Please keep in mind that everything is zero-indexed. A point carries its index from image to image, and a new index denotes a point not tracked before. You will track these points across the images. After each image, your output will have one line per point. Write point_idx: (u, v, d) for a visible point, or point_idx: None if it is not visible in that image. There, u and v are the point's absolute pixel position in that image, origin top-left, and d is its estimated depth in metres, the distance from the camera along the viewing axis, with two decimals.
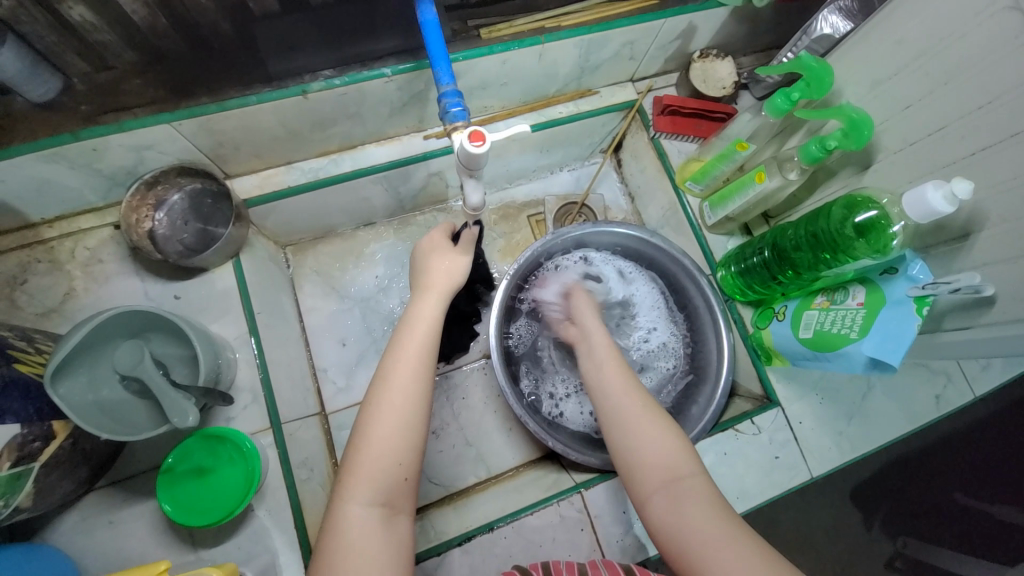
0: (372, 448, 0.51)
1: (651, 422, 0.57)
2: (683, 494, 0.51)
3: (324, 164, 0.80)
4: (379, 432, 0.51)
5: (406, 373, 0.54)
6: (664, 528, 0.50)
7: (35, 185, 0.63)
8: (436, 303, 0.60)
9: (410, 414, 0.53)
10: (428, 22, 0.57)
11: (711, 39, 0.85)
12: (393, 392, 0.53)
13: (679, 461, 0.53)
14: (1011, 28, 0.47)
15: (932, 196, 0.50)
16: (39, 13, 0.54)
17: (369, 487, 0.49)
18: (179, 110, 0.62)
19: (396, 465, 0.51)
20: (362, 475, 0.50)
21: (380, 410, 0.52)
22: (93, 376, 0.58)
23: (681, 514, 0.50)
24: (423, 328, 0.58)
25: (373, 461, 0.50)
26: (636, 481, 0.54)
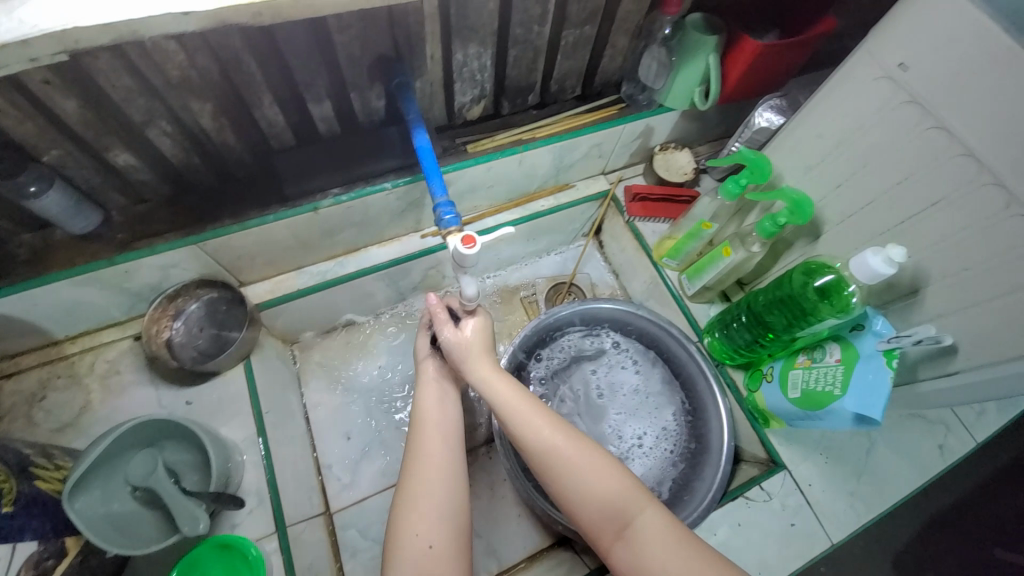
0: (404, 529, 0.56)
1: (595, 464, 0.57)
2: (639, 539, 0.53)
3: (331, 267, 0.87)
4: (407, 517, 0.56)
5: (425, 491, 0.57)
6: (633, 574, 0.52)
7: (67, 307, 0.69)
8: (434, 396, 0.64)
9: (427, 488, 0.57)
10: (422, 147, 0.67)
11: (668, 135, 0.98)
12: (414, 471, 0.59)
13: (627, 503, 0.55)
14: (909, 118, 0.56)
15: (873, 261, 0.56)
16: (91, 162, 0.63)
17: (407, 561, 0.54)
18: (204, 232, 0.70)
19: (417, 537, 0.55)
20: (398, 552, 0.55)
21: (406, 488, 0.58)
22: (106, 490, 0.59)
23: (643, 556, 0.52)
24: (431, 426, 0.62)
25: (405, 537, 0.55)
26: (594, 532, 0.56)
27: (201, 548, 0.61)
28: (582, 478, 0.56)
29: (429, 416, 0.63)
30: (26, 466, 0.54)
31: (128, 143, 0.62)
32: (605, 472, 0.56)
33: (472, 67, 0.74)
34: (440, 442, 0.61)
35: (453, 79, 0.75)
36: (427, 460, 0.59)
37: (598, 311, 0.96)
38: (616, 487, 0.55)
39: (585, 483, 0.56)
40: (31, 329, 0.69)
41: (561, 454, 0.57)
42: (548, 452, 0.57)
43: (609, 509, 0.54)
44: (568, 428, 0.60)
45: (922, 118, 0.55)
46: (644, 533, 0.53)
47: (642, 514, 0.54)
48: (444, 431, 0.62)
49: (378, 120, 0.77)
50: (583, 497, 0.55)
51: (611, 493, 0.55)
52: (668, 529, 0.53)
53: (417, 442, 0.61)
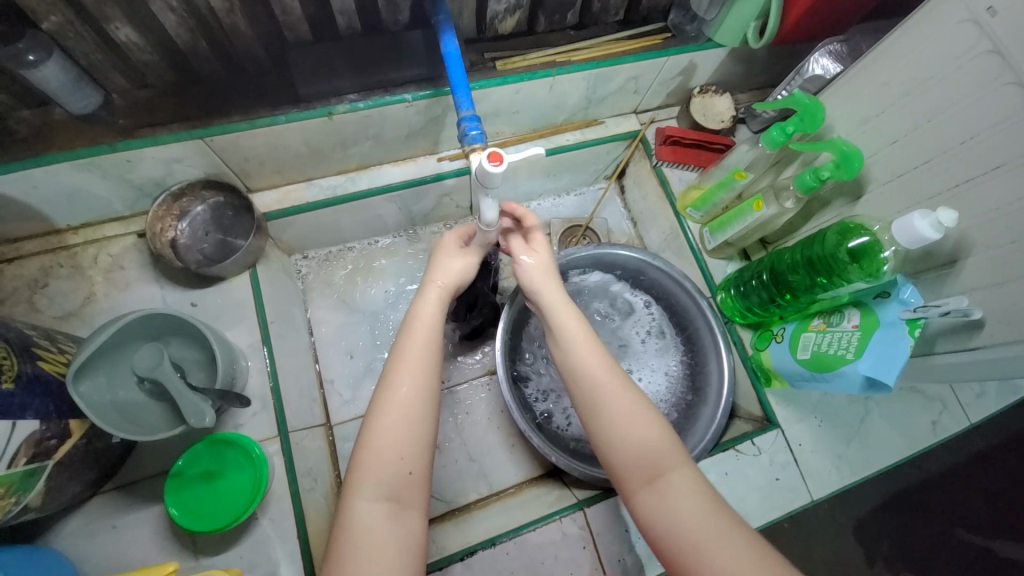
0: (379, 448, 0.51)
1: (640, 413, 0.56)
2: (667, 489, 0.52)
3: (342, 182, 0.83)
4: (388, 435, 0.51)
5: (413, 393, 0.53)
6: (654, 524, 0.51)
7: (68, 193, 0.66)
8: (435, 302, 0.59)
9: (412, 409, 0.52)
10: (450, 54, 0.62)
11: (711, 75, 0.91)
12: (397, 390, 0.53)
13: (665, 455, 0.53)
14: (989, 70, 0.51)
15: (920, 224, 0.53)
16: (89, 33, 0.58)
17: (379, 483, 0.49)
18: (212, 126, 0.66)
19: (397, 460, 0.51)
20: (373, 469, 0.50)
21: (388, 403, 0.53)
22: (112, 377, 0.60)
23: (671, 508, 0.50)
24: (422, 329, 0.57)
25: (383, 460, 0.50)
26: (622, 475, 0.55)
27: (195, 446, 0.62)
28: (624, 418, 0.55)
29: (425, 315, 0.58)
30: (27, 346, 0.53)
31: (130, 15, 0.57)
32: (649, 422, 0.56)
33: None
34: (432, 369, 0.55)
35: None
36: (415, 384, 0.53)
37: (612, 256, 0.92)
38: (656, 438, 0.54)
39: (627, 425, 0.55)
40: (32, 213, 0.67)
41: (611, 390, 0.57)
42: (598, 384, 0.57)
43: (644, 454, 0.54)
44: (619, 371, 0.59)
45: (1003, 72, 0.50)
46: (675, 488, 0.51)
47: (675, 470, 0.53)
48: (433, 359, 0.56)
49: (403, 23, 0.70)
50: (621, 438, 0.55)
51: (651, 441, 0.54)
52: (701, 488, 0.52)
53: (402, 362, 0.54)
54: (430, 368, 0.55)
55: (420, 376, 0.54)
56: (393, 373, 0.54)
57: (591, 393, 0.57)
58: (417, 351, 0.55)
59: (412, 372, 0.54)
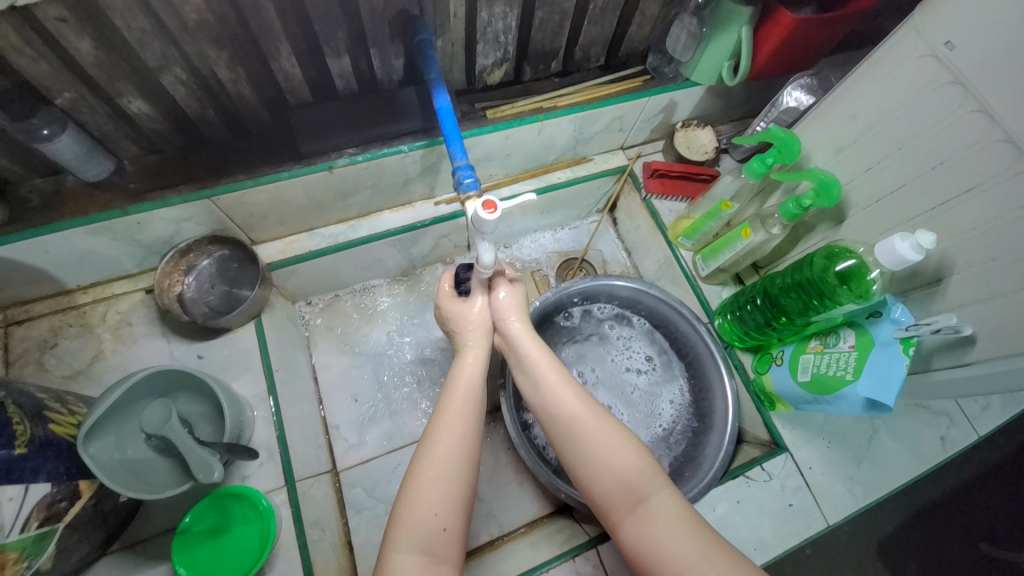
0: (416, 503, 0.51)
1: (616, 440, 0.57)
2: (651, 514, 0.52)
3: (342, 230, 0.86)
4: (427, 488, 0.52)
5: (451, 444, 0.55)
6: (642, 554, 0.51)
7: (79, 256, 0.69)
8: (477, 355, 0.64)
9: (453, 464, 0.54)
10: (443, 108, 0.65)
11: (691, 111, 0.95)
12: (437, 446, 0.54)
13: (645, 479, 0.54)
14: (950, 100, 0.54)
15: (901, 246, 0.55)
16: (103, 107, 0.61)
17: (415, 538, 0.50)
18: (218, 186, 0.69)
19: (432, 516, 0.51)
20: (406, 525, 0.51)
21: (426, 458, 0.54)
22: (120, 436, 0.60)
23: (655, 535, 0.51)
24: (465, 380, 0.61)
25: (418, 511, 0.51)
26: (606, 505, 0.55)
27: (205, 501, 0.62)
28: (603, 446, 0.56)
29: (467, 367, 0.62)
30: (41, 410, 0.54)
31: (143, 90, 0.61)
32: (626, 447, 0.56)
33: (496, 29, 0.71)
34: (471, 422, 0.57)
35: (476, 40, 0.72)
36: (455, 437, 0.55)
37: (609, 287, 0.94)
38: (634, 463, 0.55)
39: (605, 451, 0.56)
40: (44, 276, 0.69)
41: (585, 419, 0.58)
42: (573, 417, 0.59)
43: (625, 480, 0.54)
44: (591, 402, 0.60)
45: (964, 101, 0.53)
46: (657, 513, 0.52)
47: (657, 494, 0.53)
48: (471, 417, 0.58)
49: (397, 81, 0.74)
50: (602, 467, 0.55)
51: (628, 466, 0.55)
52: (681, 509, 0.52)
53: (444, 419, 0.57)
54: (468, 417, 0.57)
55: (462, 427, 0.56)
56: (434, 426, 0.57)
57: (569, 425, 0.58)
58: (453, 405, 0.58)
59: (451, 428, 0.56)
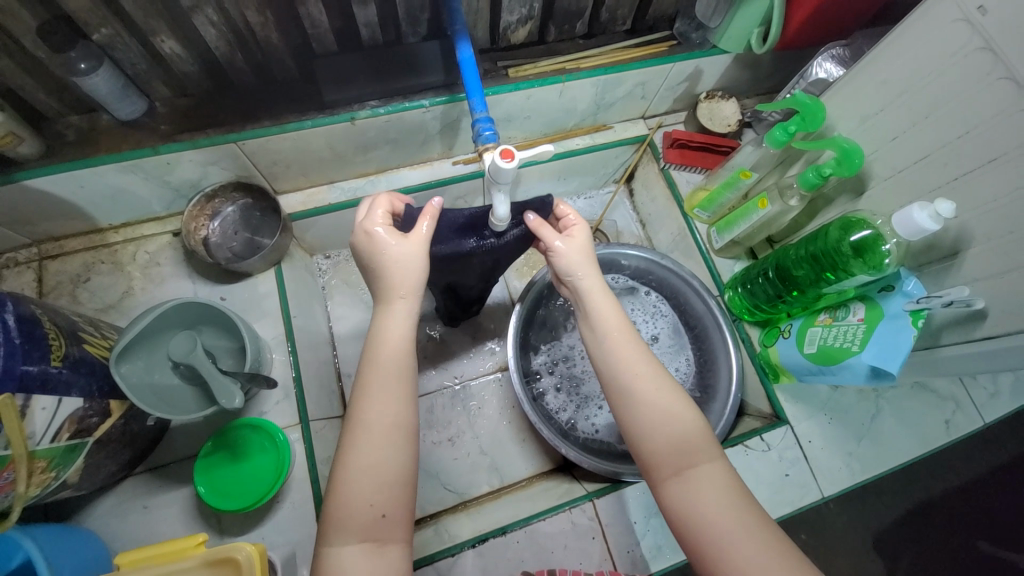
0: (349, 493, 0.50)
1: (674, 406, 0.56)
2: (697, 481, 0.52)
3: (362, 185, 0.88)
4: (357, 479, 0.50)
5: (378, 434, 0.52)
6: (682, 515, 0.52)
7: (112, 194, 0.72)
8: (404, 323, 0.57)
9: (381, 455, 0.51)
10: (466, 61, 0.66)
11: (716, 81, 0.94)
12: (358, 437, 0.51)
13: (696, 448, 0.54)
14: (984, 66, 0.52)
15: (919, 215, 0.55)
16: (136, 45, 0.63)
17: (350, 525, 0.49)
18: (244, 131, 0.71)
19: (369, 505, 0.50)
20: (345, 512, 0.49)
21: (355, 449, 0.51)
22: (149, 361, 0.64)
23: (699, 500, 0.51)
24: (389, 357, 0.55)
25: (355, 499, 0.50)
26: (651, 466, 0.55)
27: (226, 430, 0.66)
28: (655, 412, 0.56)
29: (391, 338, 0.56)
30: (75, 331, 0.57)
31: (175, 30, 0.62)
32: (681, 414, 0.56)
33: None
34: (399, 404, 0.53)
35: None
36: (384, 423, 0.52)
37: (621, 256, 0.94)
38: (688, 430, 0.55)
39: (660, 415, 0.55)
40: (78, 212, 0.73)
41: (644, 385, 0.57)
42: (629, 374, 0.58)
43: (676, 445, 0.54)
44: (656, 365, 0.59)
45: (995, 68, 0.51)
46: (703, 480, 0.52)
47: (706, 463, 0.54)
48: (402, 395, 0.54)
49: (421, 34, 0.74)
50: (654, 432, 0.55)
51: (681, 433, 0.55)
52: (728, 481, 0.52)
53: (370, 405, 0.52)
54: (396, 402, 0.53)
55: (390, 412, 0.53)
56: (360, 410, 0.53)
57: (620, 383, 0.58)
58: (380, 384, 0.53)
59: (380, 414, 0.53)
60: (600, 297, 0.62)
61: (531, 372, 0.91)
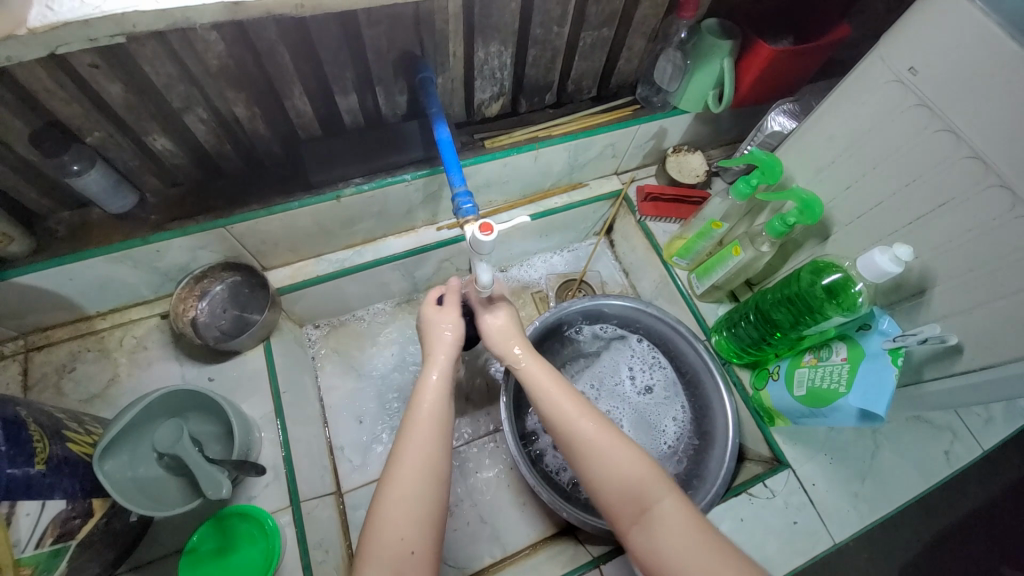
0: (385, 524, 0.53)
1: (619, 449, 0.58)
2: (654, 521, 0.54)
3: (349, 255, 0.90)
4: (394, 508, 0.53)
5: (414, 471, 0.55)
6: (647, 559, 0.53)
7: (102, 283, 0.73)
8: (441, 372, 0.65)
9: (418, 485, 0.55)
10: (444, 140, 0.70)
11: (681, 137, 1.00)
12: (401, 466, 0.56)
13: (648, 488, 0.55)
14: (920, 120, 0.56)
15: (881, 259, 0.57)
16: (129, 144, 0.66)
17: (385, 561, 0.51)
18: (233, 216, 0.73)
19: (400, 537, 0.52)
20: (379, 545, 0.52)
21: (392, 485, 0.55)
22: (134, 455, 0.62)
23: (659, 540, 0.52)
24: (433, 398, 0.62)
25: (387, 534, 0.52)
26: (613, 514, 0.57)
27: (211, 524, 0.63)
28: (607, 460, 0.58)
29: (432, 386, 0.63)
30: (59, 429, 0.56)
31: (166, 129, 0.66)
32: (627, 455, 0.58)
33: (493, 66, 0.77)
34: (435, 447, 0.58)
35: (474, 76, 0.78)
36: (421, 456, 0.56)
37: (607, 307, 0.95)
38: (636, 471, 0.57)
39: (609, 460, 0.58)
40: (66, 303, 0.73)
41: (586, 432, 0.60)
42: (575, 424, 0.61)
43: (628, 488, 0.56)
44: (590, 410, 0.62)
45: (931, 121, 0.55)
46: (660, 520, 0.53)
47: (661, 502, 0.55)
48: (440, 434, 0.59)
49: (400, 115, 0.79)
50: (607, 477, 0.57)
51: (630, 476, 0.56)
52: (685, 515, 0.53)
53: (411, 436, 0.58)
54: (434, 442, 0.58)
55: (425, 449, 0.57)
56: (401, 446, 0.58)
57: (569, 435, 0.61)
58: (420, 429, 0.59)
59: (420, 441, 0.58)
60: (534, 360, 0.68)
61: (524, 431, 0.89)
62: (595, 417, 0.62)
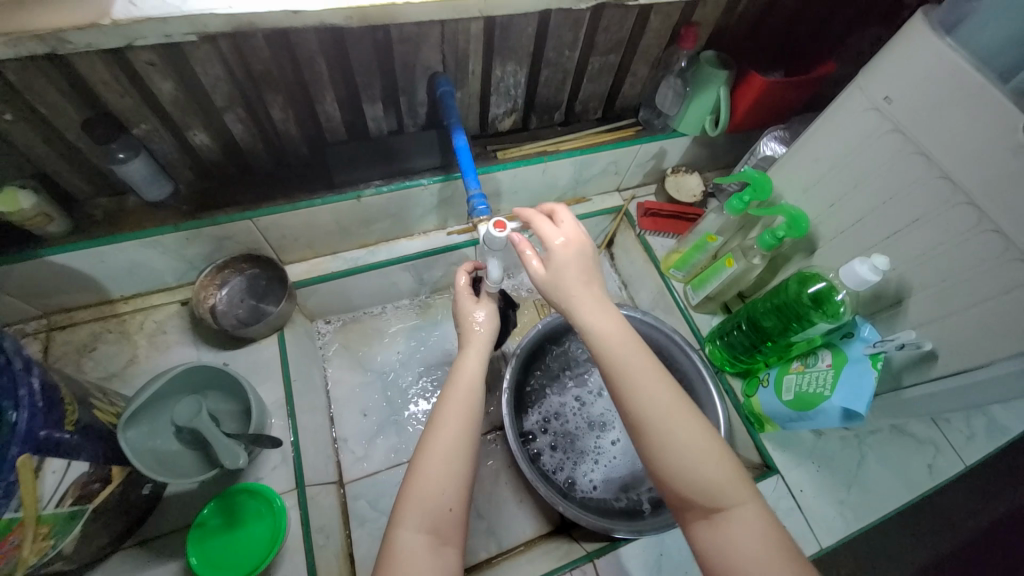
0: (423, 485, 0.55)
1: (696, 443, 0.52)
2: (726, 522, 0.49)
3: (363, 254, 0.95)
4: (431, 471, 0.55)
5: (451, 440, 0.57)
6: (714, 559, 0.49)
7: (130, 267, 0.77)
8: (477, 354, 0.67)
9: (454, 453, 0.57)
10: (461, 147, 0.76)
11: (680, 159, 1.07)
12: (438, 434, 0.58)
13: (724, 489, 0.50)
14: (895, 144, 0.62)
15: (861, 269, 0.62)
16: (171, 138, 0.71)
17: (423, 517, 0.53)
18: (259, 209, 0.78)
19: (440, 500, 0.54)
20: (415, 505, 0.54)
21: (430, 450, 0.57)
22: (154, 427, 0.65)
23: (730, 542, 0.48)
24: (469, 376, 0.64)
25: (426, 494, 0.54)
26: (676, 504, 0.52)
27: (207, 512, 0.64)
28: (682, 458, 0.51)
29: (470, 365, 0.65)
30: (86, 397, 0.59)
31: (207, 126, 0.71)
32: (706, 451, 0.52)
33: (509, 83, 0.83)
34: (469, 419, 0.60)
35: (490, 93, 0.84)
36: (457, 427, 0.58)
37: None
38: (712, 471, 0.51)
39: (683, 451, 0.51)
40: (93, 285, 0.77)
41: (662, 411, 0.53)
42: (646, 407, 0.53)
43: (704, 486, 0.50)
44: (665, 392, 0.53)
45: (905, 145, 0.61)
46: (736, 522, 0.49)
47: (738, 507, 0.50)
48: (473, 406, 0.61)
49: (420, 125, 0.85)
50: (682, 468, 0.51)
51: (706, 473, 0.50)
52: (761, 524, 0.49)
53: (447, 406, 0.60)
54: (468, 416, 0.60)
55: (460, 421, 0.59)
56: (440, 416, 0.59)
57: (637, 415, 0.53)
58: (458, 401, 0.60)
59: (456, 411, 0.60)
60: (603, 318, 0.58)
61: (523, 430, 0.93)
62: (671, 400, 0.53)
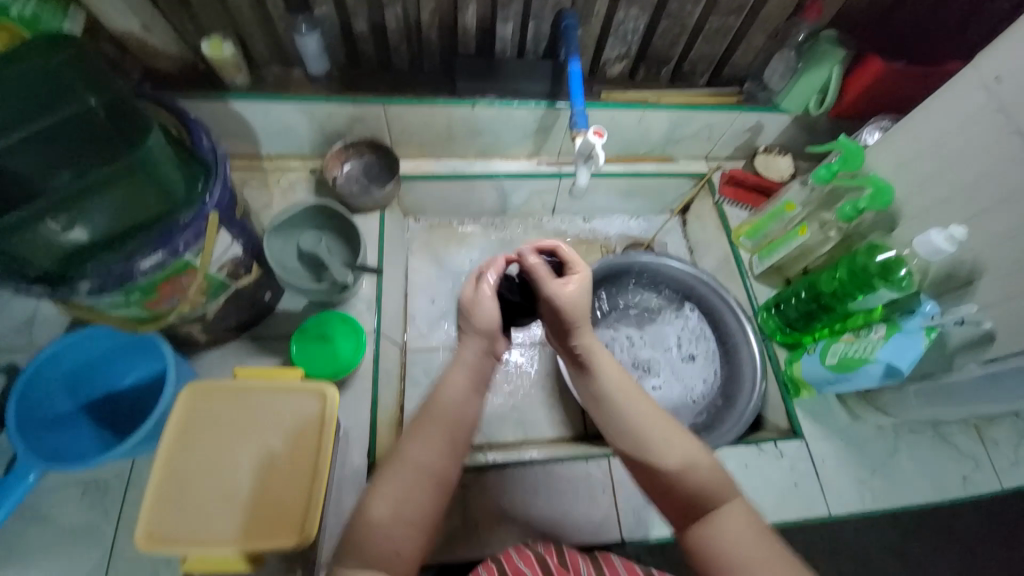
0: (375, 518, 0.52)
1: (684, 440, 0.59)
2: (723, 515, 0.53)
3: (461, 164, 1.06)
4: (385, 499, 0.53)
5: (412, 469, 0.55)
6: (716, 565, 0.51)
7: (283, 128, 0.94)
8: (468, 372, 0.64)
9: (417, 479, 0.54)
10: (575, 71, 0.84)
11: (776, 137, 1.08)
12: (405, 456, 0.56)
13: (718, 485, 0.55)
14: (1000, 124, 0.63)
15: (936, 237, 0.65)
16: (338, 24, 0.85)
17: (370, 552, 0.50)
18: (392, 99, 0.91)
19: (390, 537, 0.51)
20: (363, 539, 0.50)
21: (387, 480, 0.54)
22: (286, 244, 0.81)
23: (730, 539, 0.51)
24: (452, 399, 0.61)
25: (376, 532, 0.51)
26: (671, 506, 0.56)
27: (303, 324, 0.79)
28: (674, 451, 0.57)
29: (457, 384, 0.63)
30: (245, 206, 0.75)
31: (369, 18, 0.85)
32: (689, 445, 0.58)
33: (628, 28, 0.90)
34: (440, 449, 0.57)
35: (608, 34, 0.92)
36: (426, 453, 0.56)
37: (667, 267, 1.03)
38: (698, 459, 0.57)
39: (672, 449, 0.58)
40: (252, 138, 0.95)
41: (652, 422, 0.60)
42: (637, 416, 0.60)
43: (698, 482, 0.55)
44: (649, 403, 0.62)
45: (1010, 124, 0.62)
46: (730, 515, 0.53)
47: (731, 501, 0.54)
48: (451, 431, 0.59)
49: (539, 53, 0.94)
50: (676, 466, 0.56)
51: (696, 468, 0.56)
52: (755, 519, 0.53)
53: (416, 432, 0.58)
54: (438, 449, 0.57)
55: (429, 449, 0.56)
56: (406, 444, 0.57)
57: (634, 425, 0.60)
58: (430, 428, 0.58)
59: (427, 437, 0.58)
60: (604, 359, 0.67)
61: None
62: (664, 417, 0.61)
